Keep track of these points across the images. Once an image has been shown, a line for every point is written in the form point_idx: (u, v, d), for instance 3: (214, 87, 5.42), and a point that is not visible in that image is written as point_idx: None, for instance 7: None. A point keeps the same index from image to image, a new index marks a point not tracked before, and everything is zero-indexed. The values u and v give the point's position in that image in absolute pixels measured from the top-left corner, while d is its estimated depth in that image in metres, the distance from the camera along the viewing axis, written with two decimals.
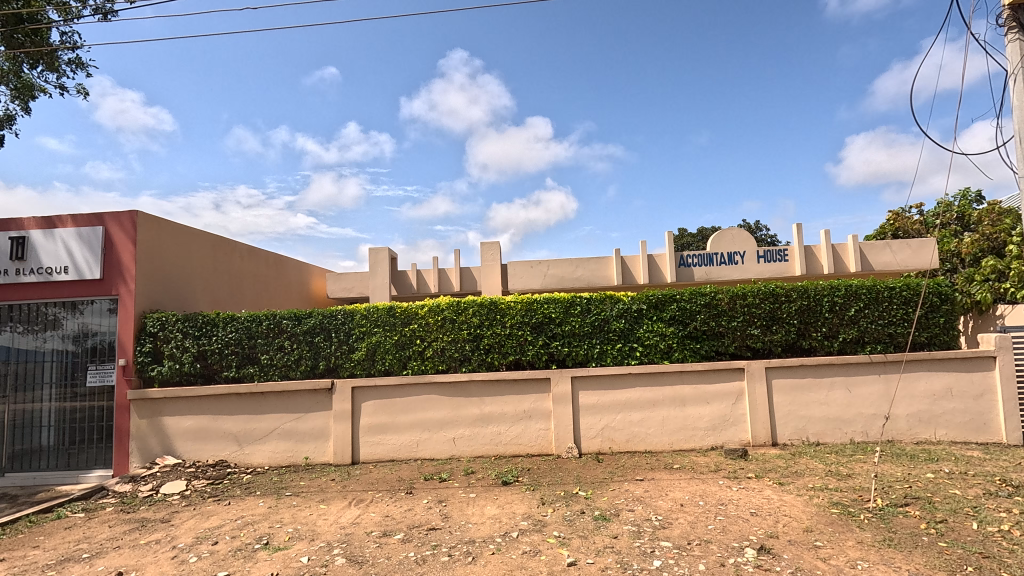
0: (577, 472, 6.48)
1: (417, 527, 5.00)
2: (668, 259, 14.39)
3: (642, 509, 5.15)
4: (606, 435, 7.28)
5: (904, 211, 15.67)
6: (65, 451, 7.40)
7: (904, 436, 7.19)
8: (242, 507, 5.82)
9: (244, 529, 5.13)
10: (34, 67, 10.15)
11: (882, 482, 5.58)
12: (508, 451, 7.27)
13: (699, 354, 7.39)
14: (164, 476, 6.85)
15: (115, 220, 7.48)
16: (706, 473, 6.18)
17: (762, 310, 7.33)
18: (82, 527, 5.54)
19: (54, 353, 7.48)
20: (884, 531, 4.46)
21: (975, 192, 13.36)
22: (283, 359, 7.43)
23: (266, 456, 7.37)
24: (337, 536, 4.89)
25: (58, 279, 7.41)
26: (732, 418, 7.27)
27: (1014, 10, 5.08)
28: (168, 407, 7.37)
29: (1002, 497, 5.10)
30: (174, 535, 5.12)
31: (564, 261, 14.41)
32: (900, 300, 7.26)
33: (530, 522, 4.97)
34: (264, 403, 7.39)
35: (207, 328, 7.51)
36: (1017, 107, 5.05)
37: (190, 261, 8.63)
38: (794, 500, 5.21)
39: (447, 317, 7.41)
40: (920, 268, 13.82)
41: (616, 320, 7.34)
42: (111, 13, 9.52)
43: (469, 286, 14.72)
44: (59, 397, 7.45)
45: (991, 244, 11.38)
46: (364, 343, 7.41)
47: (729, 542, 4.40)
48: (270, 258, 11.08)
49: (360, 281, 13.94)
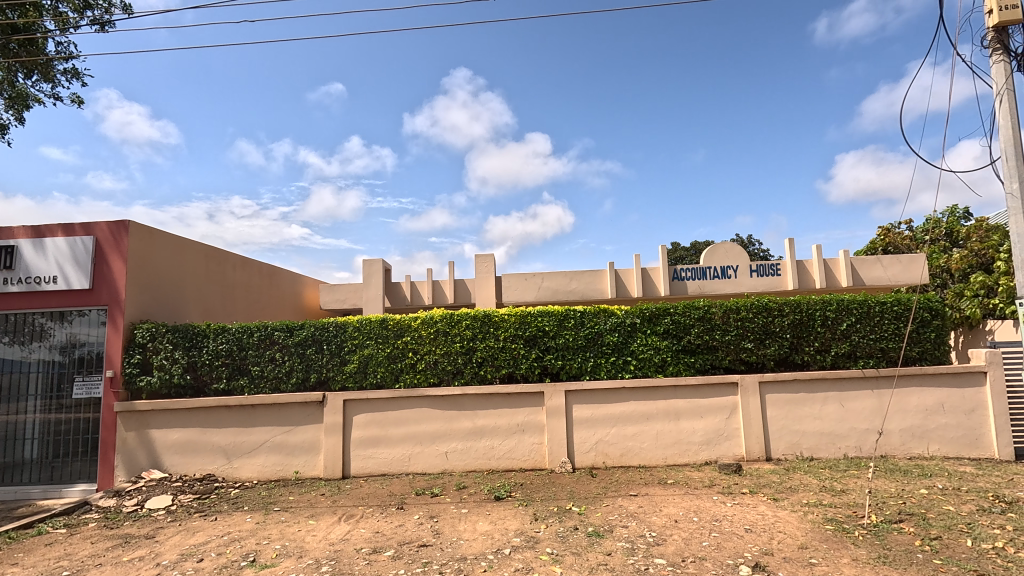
0: (570, 487, 6.41)
1: (408, 543, 4.91)
2: (661, 272, 14.46)
3: (636, 525, 5.10)
4: (600, 449, 7.23)
5: (894, 227, 15.84)
6: (48, 465, 7.25)
7: (897, 452, 7.20)
8: (229, 523, 5.71)
9: (230, 546, 5.02)
10: (28, 76, 10.13)
11: (876, 498, 5.56)
12: (501, 466, 7.20)
13: (693, 368, 7.38)
14: (150, 491, 6.71)
15: (106, 231, 7.41)
16: (700, 489, 6.14)
17: (755, 324, 7.35)
18: (63, 543, 5.41)
19: (40, 364, 7.37)
20: (879, 548, 4.43)
21: (963, 208, 13.52)
22: (273, 371, 7.35)
23: (254, 471, 7.25)
24: (325, 553, 4.79)
25: (46, 289, 7.31)
26: (726, 432, 7.25)
27: (998, 32, 5.19)
28: (156, 419, 7.25)
29: (996, 513, 5.08)
30: (158, 552, 5.00)
31: (559, 274, 14.42)
32: (892, 315, 7.31)
33: (522, 538, 4.91)
34: (255, 415, 7.30)
35: (197, 339, 7.42)
36: (1005, 127, 5.22)
37: (181, 271, 8.55)
38: (788, 516, 5.18)
39: (440, 329, 7.37)
40: (911, 283, 13.95)
41: (610, 334, 7.33)
42: (108, 24, 9.55)
43: (464, 298, 14.69)
44: (44, 409, 7.33)
45: (979, 261, 11.50)
46: (355, 355, 7.35)
47: (724, 559, 4.36)
48: (264, 269, 11.03)
49: (354, 292, 13.87)
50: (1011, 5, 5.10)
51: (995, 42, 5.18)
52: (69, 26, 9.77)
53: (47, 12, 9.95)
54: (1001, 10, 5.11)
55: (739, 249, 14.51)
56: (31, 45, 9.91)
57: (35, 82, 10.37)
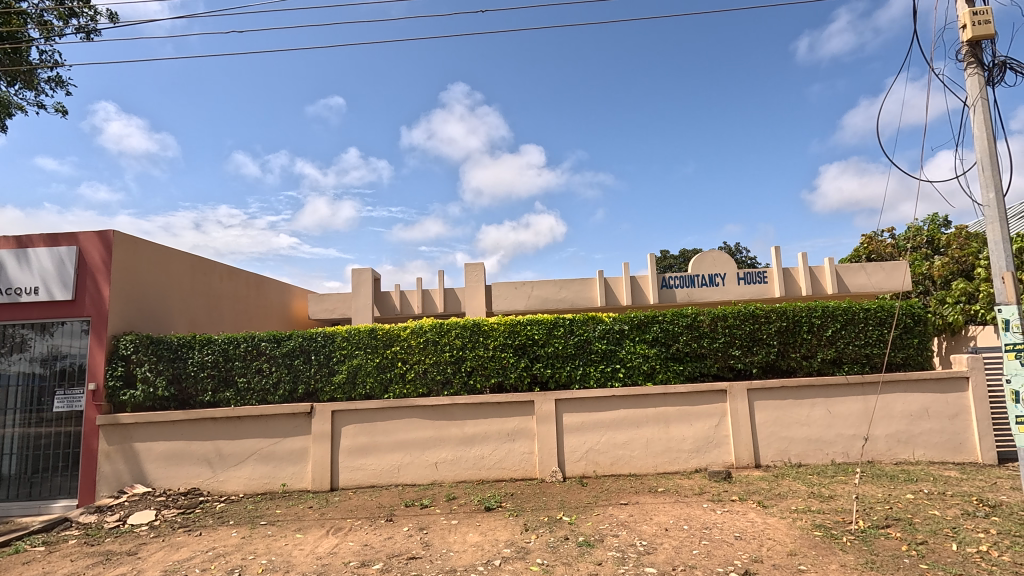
0: (561, 497, 6.39)
1: (397, 556, 4.86)
2: (650, 280, 14.52)
3: (627, 534, 5.09)
4: (591, 458, 7.22)
5: (877, 235, 16.10)
6: (27, 480, 7.09)
7: (884, 457, 7.28)
8: (215, 537, 5.62)
9: (216, 562, 4.94)
10: (11, 84, 10.03)
11: (864, 503, 5.61)
12: (491, 476, 7.16)
13: (683, 376, 7.41)
14: (133, 506, 6.57)
15: (90, 241, 7.30)
16: (690, 496, 6.15)
17: (742, 331, 7.42)
18: (42, 561, 5.27)
19: (21, 377, 7.24)
20: (867, 553, 4.47)
21: (943, 216, 13.79)
22: (260, 382, 7.27)
23: (241, 484, 7.14)
24: (313, 567, 4.72)
25: (27, 300, 7.18)
26: (715, 439, 7.28)
27: (973, 46, 5.34)
28: (140, 432, 7.11)
29: (980, 517, 5.16)
30: (140, 568, 4.90)
31: (549, 282, 14.45)
32: (876, 320, 7.43)
33: (513, 549, 4.88)
34: (241, 427, 7.19)
35: (182, 350, 7.32)
36: (978, 137, 5.35)
37: (167, 281, 8.45)
38: (777, 522, 5.21)
39: (429, 339, 7.34)
40: (894, 289, 14.01)
41: (599, 341, 7.36)
42: (94, 33, 9.49)
43: (453, 307, 14.71)
44: (23, 423, 7.18)
45: (960, 268, 11.74)
46: (344, 366, 7.29)
47: (714, 567, 4.37)
48: (251, 279, 10.92)
49: (342, 302, 13.67)
50: (984, 21, 5.25)
51: (969, 56, 5.30)
52: (53, 35, 9.69)
53: (32, 21, 9.88)
54: (975, 26, 5.26)
55: (726, 258, 14.68)
56: (15, 53, 9.82)
57: (18, 89, 10.27)
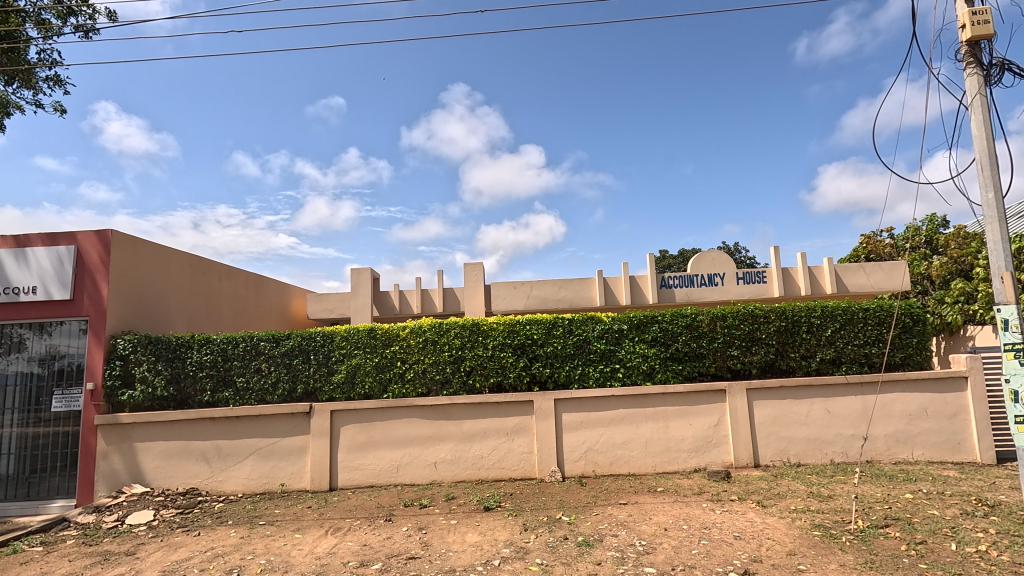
0: (561, 496, 6.39)
1: (396, 556, 4.85)
2: (649, 280, 14.51)
3: (626, 534, 5.09)
4: (590, 457, 7.21)
5: (876, 235, 16.11)
6: (25, 480, 7.08)
7: (883, 457, 7.28)
8: (214, 538, 5.61)
9: (214, 562, 4.93)
10: (10, 83, 10.01)
11: (863, 503, 5.61)
12: (491, 476, 7.15)
13: (682, 376, 7.41)
14: (131, 506, 6.55)
15: (88, 241, 7.29)
16: (689, 496, 6.16)
17: (741, 331, 7.42)
18: (40, 561, 5.25)
19: (19, 377, 7.22)
20: (866, 553, 4.47)
21: (942, 216, 13.80)
22: (259, 382, 7.26)
23: (239, 484, 7.13)
24: (311, 567, 4.71)
25: (24, 300, 7.17)
26: (714, 439, 7.28)
27: (971, 46, 5.39)
28: (138, 432, 7.10)
29: (978, 517, 5.16)
30: (138, 569, 4.89)
31: (548, 282, 14.45)
32: (875, 320, 7.44)
33: (513, 549, 4.87)
34: (240, 427, 7.18)
35: (181, 350, 7.30)
36: (977, 137, 5.35)
37: (166, 281, 8.43)
38: (777, 522, 5.21)
39: (428, 338, 7.33)
40: (894, 289, 14.03)
41: (598, 341, 7.36)
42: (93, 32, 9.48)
43: (452, 307, 14.72)
44: (21, 422, 7.16)
45: (959, 267, 11.74)
46: (342, 366, 7.28)
47: (713, 567, 4.37)
48: (250, 278, 10.90)
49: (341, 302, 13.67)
50: (983, 21, 5.28)
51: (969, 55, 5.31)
52: (52, 34, 9.68)
53: (31, 20, 9.86)
54: (973, 26, 5.31)
55: (725, 258, 14.68)
56: (13, 52, 9.81)
57: (16, 89, 10.25)
